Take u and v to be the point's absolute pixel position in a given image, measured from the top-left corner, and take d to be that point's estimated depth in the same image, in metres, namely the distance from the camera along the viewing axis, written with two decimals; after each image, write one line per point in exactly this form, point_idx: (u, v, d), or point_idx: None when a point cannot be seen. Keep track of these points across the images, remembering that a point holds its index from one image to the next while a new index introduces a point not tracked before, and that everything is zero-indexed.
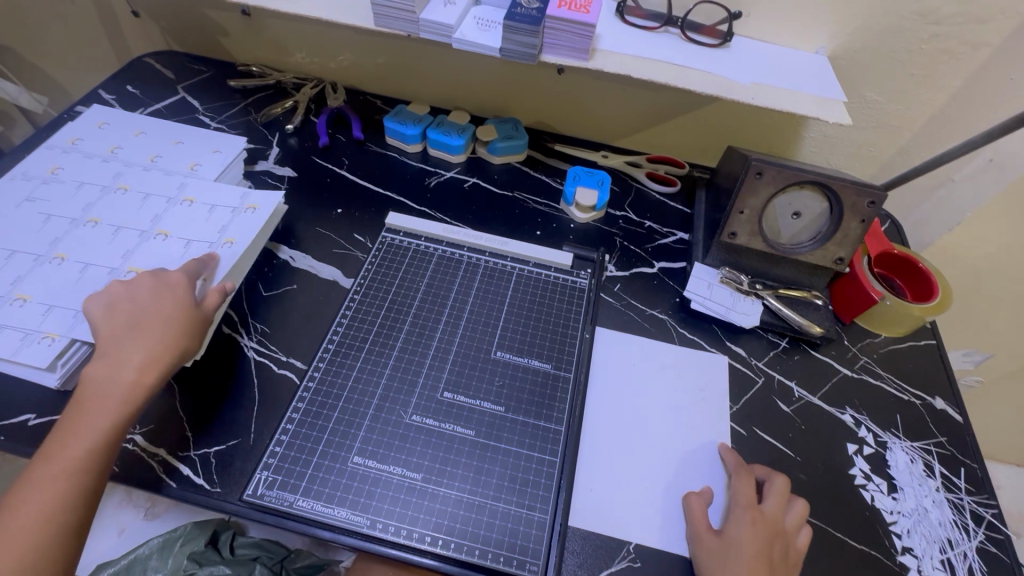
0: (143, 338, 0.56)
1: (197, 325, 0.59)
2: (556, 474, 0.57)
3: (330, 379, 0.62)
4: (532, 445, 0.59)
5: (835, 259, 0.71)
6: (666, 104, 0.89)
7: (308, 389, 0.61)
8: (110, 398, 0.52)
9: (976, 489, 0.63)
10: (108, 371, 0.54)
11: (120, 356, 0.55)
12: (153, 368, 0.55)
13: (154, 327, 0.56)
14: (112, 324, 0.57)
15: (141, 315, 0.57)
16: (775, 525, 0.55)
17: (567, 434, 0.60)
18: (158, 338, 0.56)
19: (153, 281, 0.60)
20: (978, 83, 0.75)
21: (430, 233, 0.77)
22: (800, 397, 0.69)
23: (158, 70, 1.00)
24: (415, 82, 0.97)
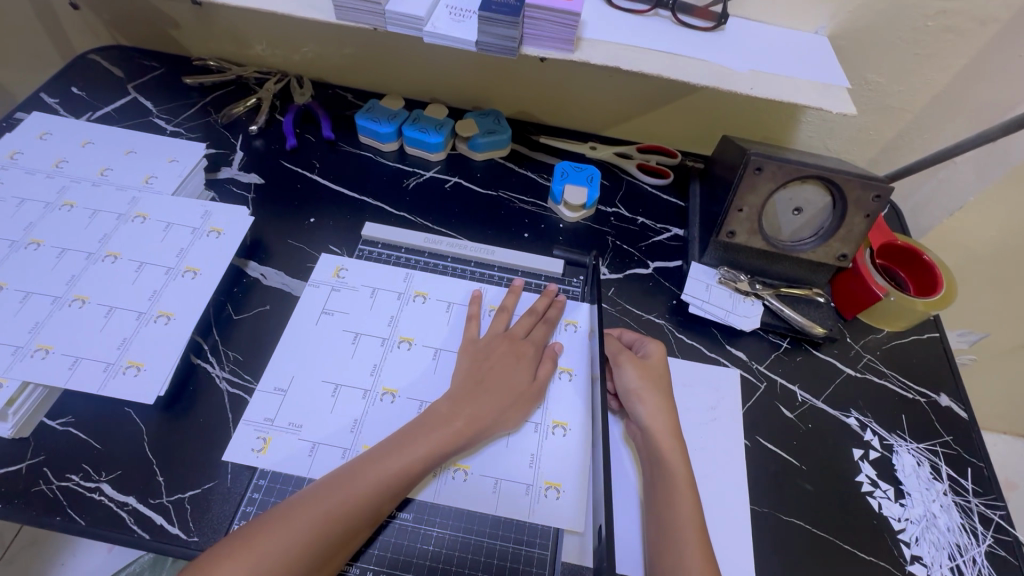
0: (502, 394, 0.57)
1: (515, 389, 0.58)
2: (579, 495, 0.55)
3: (288, 408, 0.58)
4: (542, 470, 0.56)
5: (838, 256, 0.68)
6: (657, 90, 0.83)
7: (320, 426, 0.57)
8: (399, 451, 0.52)
9: (982, 489, 0.62)
10: (441, 409, 0.55)
11: (435, 408, 0.55)
12: (460, 422, 0.54)
13: (494, 373, 0.58)
14: (482, 366, 0.59)
15: (492, 365, 0.59)
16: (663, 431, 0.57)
17: (581, 451, 0.57)
18: (477, 394, 0.56)
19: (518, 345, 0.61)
20: (988, 60, 0.71)
21: (410, 243, 0.72)
22: (803, 401, 0.66)
23: (105, 69, 0.91)
24: (388, 74, 0.90)
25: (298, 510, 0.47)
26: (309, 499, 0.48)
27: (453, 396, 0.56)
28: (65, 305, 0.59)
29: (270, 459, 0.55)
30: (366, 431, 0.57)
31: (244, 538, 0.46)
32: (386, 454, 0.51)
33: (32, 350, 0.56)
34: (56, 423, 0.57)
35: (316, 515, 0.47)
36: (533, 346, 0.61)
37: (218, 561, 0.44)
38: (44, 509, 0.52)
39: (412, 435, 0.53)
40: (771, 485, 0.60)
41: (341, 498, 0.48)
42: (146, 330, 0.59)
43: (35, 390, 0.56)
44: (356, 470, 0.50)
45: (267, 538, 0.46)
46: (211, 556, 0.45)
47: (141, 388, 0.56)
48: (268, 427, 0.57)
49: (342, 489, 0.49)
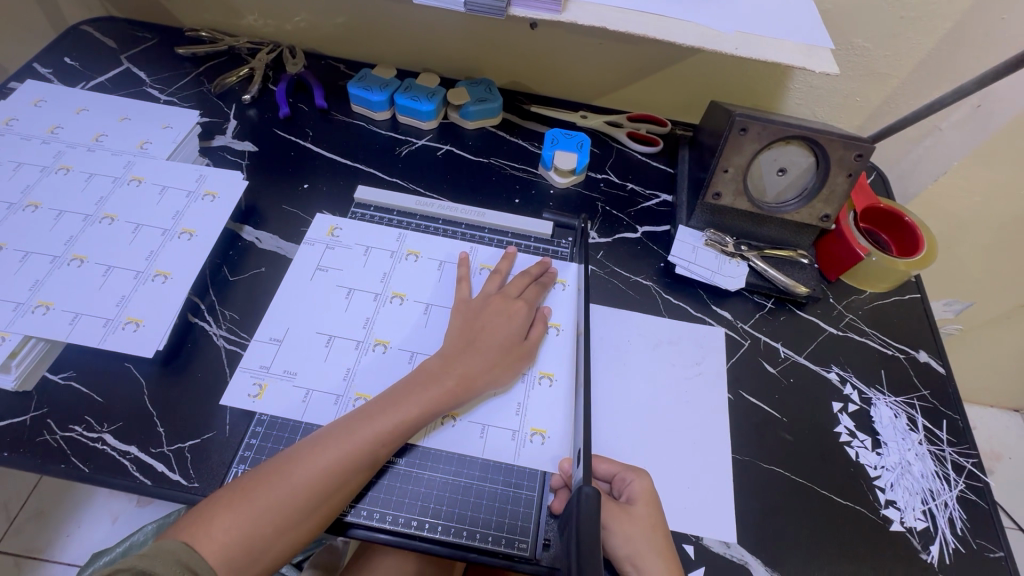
0: (493, 353, 0.58)
1: (507, 349, 0.59)
2: (564, 440, 0.57)
3: (279, 357, 0.60)
4: (529, 418, 0.58)
5: (821, 216, 0.69)
6: (646, 57, 0.84)
7: (314, 378, 0.59)
8: (393, 408, 0.53)
9: (957, 439, 0.64)
10: (435, 368, 0.56)
11: (430, 367, 0.56)
12: (453, 381, 0.55)
13: (487, 332, 0.59)
14: (475, 325, 0.60)
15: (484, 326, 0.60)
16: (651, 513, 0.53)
17: (567, 400, 0.59)
18: (471, 354, 0.57)
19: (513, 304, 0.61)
20: (972, 23, 0.72)
21: (403, 206, 0.74)
22: (786, 357, 0.68)
23: (97, 39, 0.92)
24: (379, 43, 0.90)
25: (295, 462, 0.49)
26: (306, 451, 0.50)
27: (445, 354, 0.57)
28: (64, 264, 0.61)
29: (266, 405, 0.57)
30: (360, 379, 0.59)
31: (244, 488, 0.48)
32: (381, 410, 0.53)
33: (33, 306, 0.58)
34: (59, 378, 0.58)
35: (313, 466, 0.49)
36: (526, 306, 0.62)
37: (220, 509, 0.46)
38: (49, 457, 0.53)
39: (405, 392, 0.54)
40: (751, 435, 0.62)
41: (338, 449, 0.50)
42: (144, 288, 0.61)
43: (37, 344, 0.57)
44: (350, 425, 0.52)
45: (267, 488, 0.48)
46: (212, 503, 0.47)
47: (140, 342, 0.57)
48: (264, 375, 0.59)
49: (338, 442, 0.50)
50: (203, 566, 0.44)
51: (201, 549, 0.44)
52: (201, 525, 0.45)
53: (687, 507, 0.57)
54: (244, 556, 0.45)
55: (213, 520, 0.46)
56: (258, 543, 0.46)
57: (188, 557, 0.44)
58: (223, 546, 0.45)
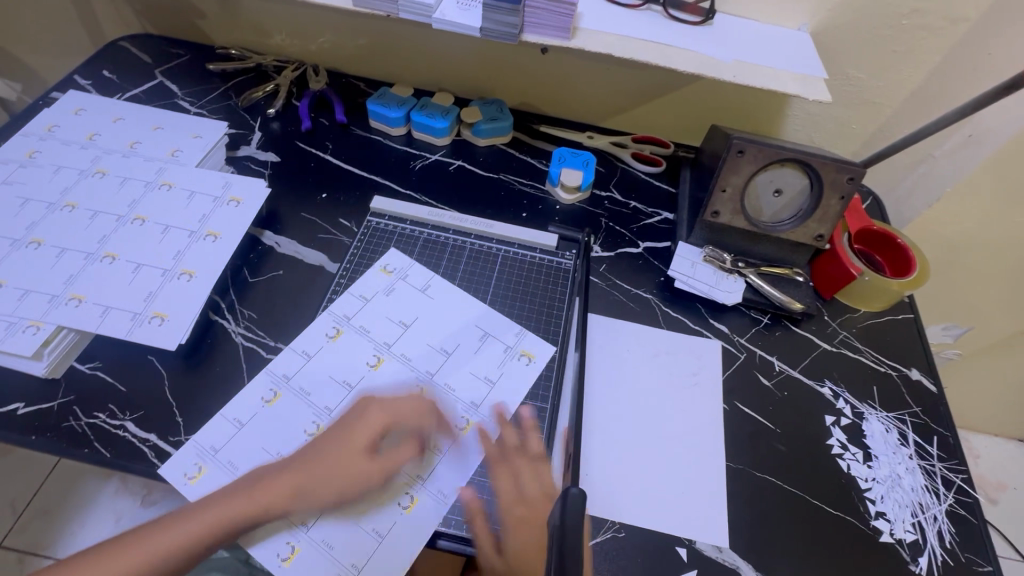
0: (415, 403, 0.60)
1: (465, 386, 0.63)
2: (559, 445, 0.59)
3: (292, 359, 0.63)
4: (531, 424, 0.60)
5: (816, 236, 0.72)
6: (651, 82, 0.88)
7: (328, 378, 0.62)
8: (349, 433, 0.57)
9: (947, 455, 0.65)
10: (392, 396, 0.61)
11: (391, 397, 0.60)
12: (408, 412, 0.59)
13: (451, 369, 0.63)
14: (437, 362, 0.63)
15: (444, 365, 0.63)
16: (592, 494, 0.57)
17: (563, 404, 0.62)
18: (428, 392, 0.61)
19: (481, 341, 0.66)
20: (960, 57, 0.75)
21: (415, 217, 0.77)
22: (781, 370, 0.71)
23: (134, 55, 0.97)
24: (398, 64, 0.96)
25: (201, 504, 0.52)
26: (215, 494, 0.53)
27: (365, 402, 0.60)
28: (97, 260, 0.65)
29: (275, 403, 0.60)
30: (369, 381, 0.62)
31: (151, 529, 0.52)
32: (292, 458, 0.55)
33: (66, 299, 0.61)
34: (86, 367, 0.62)
35: (264, 480, 0.54)
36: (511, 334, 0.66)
37: (122, 547, 0.51)
38: (73, 442, 0.56)
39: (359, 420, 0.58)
40: (745, 444, 0.64)
41: (249, 491, 0.53)
42: (170, 286, 0.64)
43: (67, 335, 0.60)
44: (258, 473, 0.54)
45: (169, 528, 0.52)
46: (175, 512, 0.53)
47: (165, 335, 0.61)
48: (271, 374, 0.62)
49: (245, 488, 0.53)
50: (154, 559, 0.50)
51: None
52: (104, 560, 0.50)
53: (681, 512, 0.58)
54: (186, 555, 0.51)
55: (122, 552, 0.50)
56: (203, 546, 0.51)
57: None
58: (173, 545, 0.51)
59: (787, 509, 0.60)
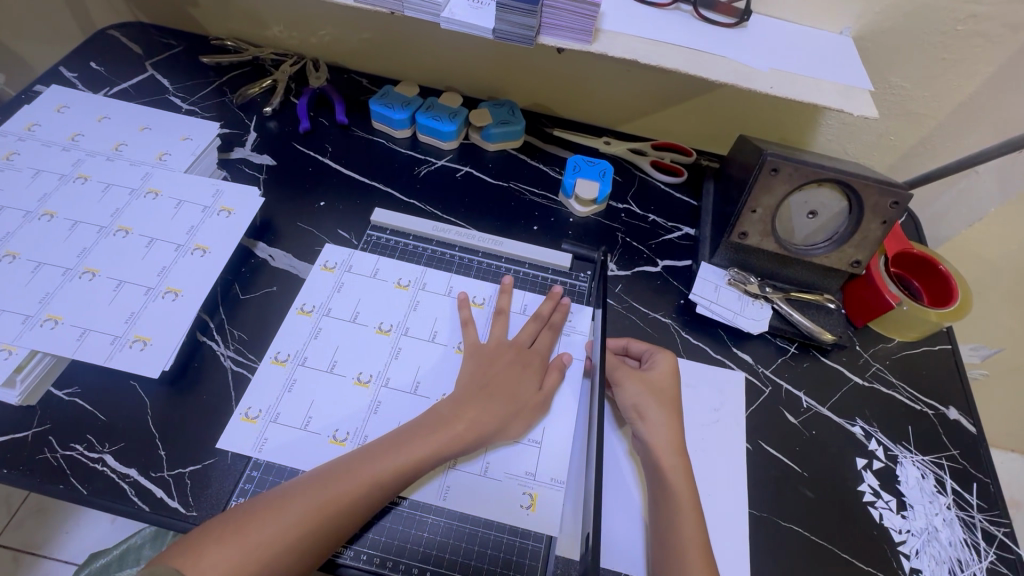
0: (505, 403, 0.56)
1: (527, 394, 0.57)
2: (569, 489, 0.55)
3: (290, 398, 0.58)
4: (546, 463, 0.56)
5: (851, 262, 0.66)
6: (675, 86, 0.82)
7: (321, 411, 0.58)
8: (408, 445, 0.52)
9: (987, 505, 0.61)
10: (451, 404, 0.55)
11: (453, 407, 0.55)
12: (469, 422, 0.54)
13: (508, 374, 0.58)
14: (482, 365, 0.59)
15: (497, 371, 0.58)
16: (659, 387, 0.59)
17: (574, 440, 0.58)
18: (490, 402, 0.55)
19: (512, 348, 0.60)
20: (1018, 67, 0.69)
21: (418, 231, 0.72)
22: (809, 408, 0.66)
23: (124, 45, 0.92)
24: (403, 60, 0.89)
25: (292, 500, 0.47)
26: (305, 490, 0.48)
27: (456, 398, 0.55)
28: (75, 277, 0.60)
29: (272, 451, 0.55)
30: (375, 420, 0.57)
31: (239, 521, 0.46)
32: (389, 450, 0.51)
33: (41, 320, 0.57)
34: (63, 393, 0.57)
35: (313, 499, 0.47)
36: (539, 357, 0.60)
37: (211, 543, 0.44)
38: (48, 477, 0.52)
39: (413, 433, 0.53)
40: (770, 489, 0.59)
41: (341, 486, 0.49)
42: (154, 306, 0.60)
43: (42, 359, 0.56)
44: (353, 465, 0.50)
45: (262, 523, 0.46)
46: (204, 535, 0.45)
47: (146, 361, 0.56)
48: (271, 426, 0.56)
49: (337, 484, 0.49)
50: None
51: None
52: (191, 555, 0.44)
53: None
54: None
55: (204, 553, 0.44)
56: None
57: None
58: None
59: (815, 565, 0.55)
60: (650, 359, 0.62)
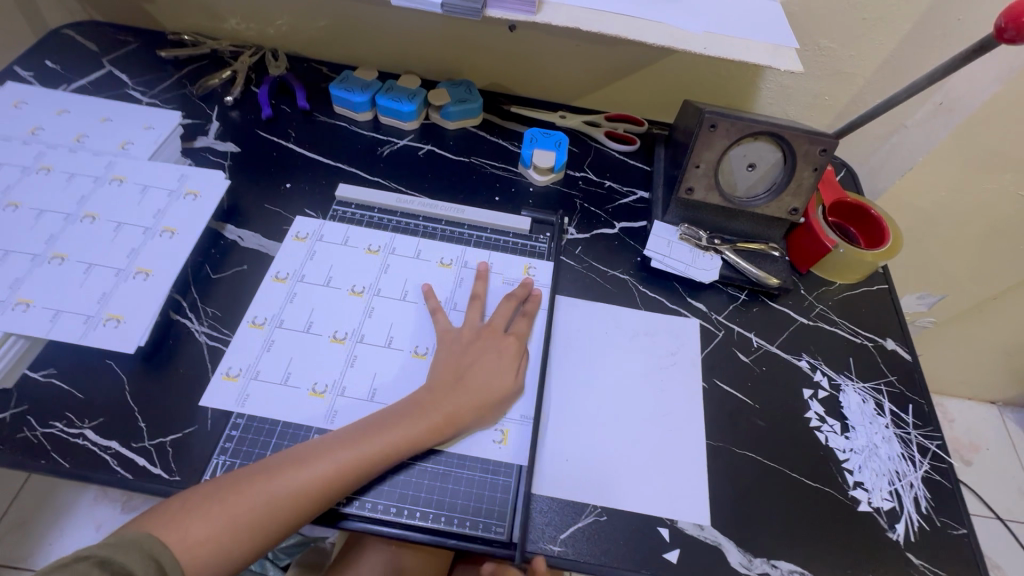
0: (484, 392, 0.58)
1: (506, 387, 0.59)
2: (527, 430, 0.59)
3: (271, 355, 0.61)
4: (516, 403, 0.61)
5: (790, 210, 0.71)
6: (623, 58, 0.86)
7: (295, 375, 0.59)
8: (392, 435, 0.53)
9: (922, 422, 0.66)
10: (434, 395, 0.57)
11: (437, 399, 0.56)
12: (449, 414, 0.56)
13: (487, 363, 0.60)
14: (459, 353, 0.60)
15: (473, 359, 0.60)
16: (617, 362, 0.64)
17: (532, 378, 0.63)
18: (471, 394, 0.57)
19: (488, 332, 0.62)
20: (929, 24, 0.75)
21: (383, 204, 0.75)
22: (759, 347, 0.70)
23: (79, 43, 0.92)
24: (361, 46, 0.92)
25: (274, 478, 0.50)
26: (289, 467, 0.50)
27: (438, 386, 0.58)
28: (44, 262, 0.61)
29: (253, 405, 0.57)
30: (352, 372, 0.60)
31: (221, 493, 0.48)
32: (368, 435, 0.53)
33: (13, 303, 0.58)
34: (38, 375, 0.59)
35: (295, 480, 0.49)
36: (513, 341, 0.62)
37: (196, 512, 0.47)
38: (29, 453, 0.54)
39: (397, 418, 0.55)
40: (725, 421, 0.64)
41: (325, 470, 0.50)
42: (125, 286, 0.61)
43: (17, 342, 0.57)
44: (334, 447, 0.52)
45: (244, 498, 0.48)
46: (189, 502, 0.48)
47: (121, 338, 0.58)
48: (252, 382, 0.59)
49: (320, 466, 0.50)
50: (168, 561, 0.45)
51: (171, 546, 0.45)
52: (175, 521, 0.46)
53: (661, 491, 0.58)
54: (213, 556, 0.46)
55: (188, 522, 0.46)
56: (229, 548, 0.47)
57: (155, 548, 0.45)
58: (193, 547, 0.46)
59: (766, 484, 0.60)
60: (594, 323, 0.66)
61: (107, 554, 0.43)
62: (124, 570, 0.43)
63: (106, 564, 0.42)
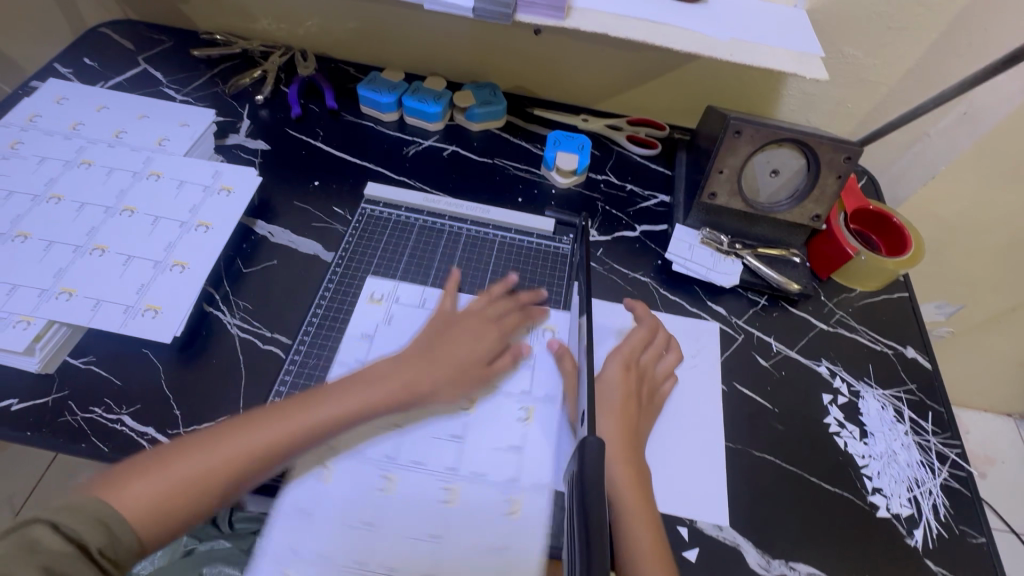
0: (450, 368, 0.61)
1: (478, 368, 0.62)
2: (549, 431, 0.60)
3: (314, 354, 0.64)
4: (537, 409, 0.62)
5: (812, 216, 0.72)
6: (646, 63, 0.87)
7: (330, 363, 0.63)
8: (347, 397, 0.56)
9: (941, 430, 0.66)
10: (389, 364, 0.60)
11: (395, 368, 0.59)
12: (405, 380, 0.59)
13: (454, 343, 0.62)
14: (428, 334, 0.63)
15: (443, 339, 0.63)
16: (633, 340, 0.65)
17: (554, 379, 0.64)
18: (434, 367, 0.60)
19: (463, 319, 0.65)
20: (956, 34, 0.75)
21: (410, 203, 0.77)
22: (778, 351, 0.71)
23: (116, 41, 0.95)
24: (388, 47, 0.94)
25: (224, 438, 0.51)
26: (241, 429, 0.52)
27: (397, 359, 0.60)
28: (86, 253, 0.63)
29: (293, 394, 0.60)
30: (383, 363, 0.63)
31: (170, 456, 0.49)
32: (320, 396, 0.56)
33: (56, 293, 0.60)
34: (78, 362, 0.61)
35: (247, 439, 0.51)
36: (497, 332, 0.65)
37: (142, 472, 0.47)
38: (70, 437, 0.56)
39: (350, 383, 0.57)
40: (744, 424, 0.64)
41: (277, 428, 0.52)
42: (162, 278, 0.63)
43: (60, 329, 0.60)
44: (285, 408, 0.54)
45: (192, 457, 0.49)
46: (136, 465, 0.48)
47: (159, 328, 0.60)
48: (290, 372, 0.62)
49: (275, 426, 0.52)
50: (117, 521, 0.44)
51: (120, 506, 0.45)
52: (122, 483, 0.46)
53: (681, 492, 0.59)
54: (159, 516, 0.46)
55: (135, 481, 0.46)
56: (174, 508, 0.47)
57: (105, 509, 0.44)
58: (140, 505, 0.46)
59: (785, 487, 0.60)
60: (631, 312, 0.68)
61: (59, 518, 0.42)
62: (76, 536, 0.41)
63: (59, 528, 0.41)
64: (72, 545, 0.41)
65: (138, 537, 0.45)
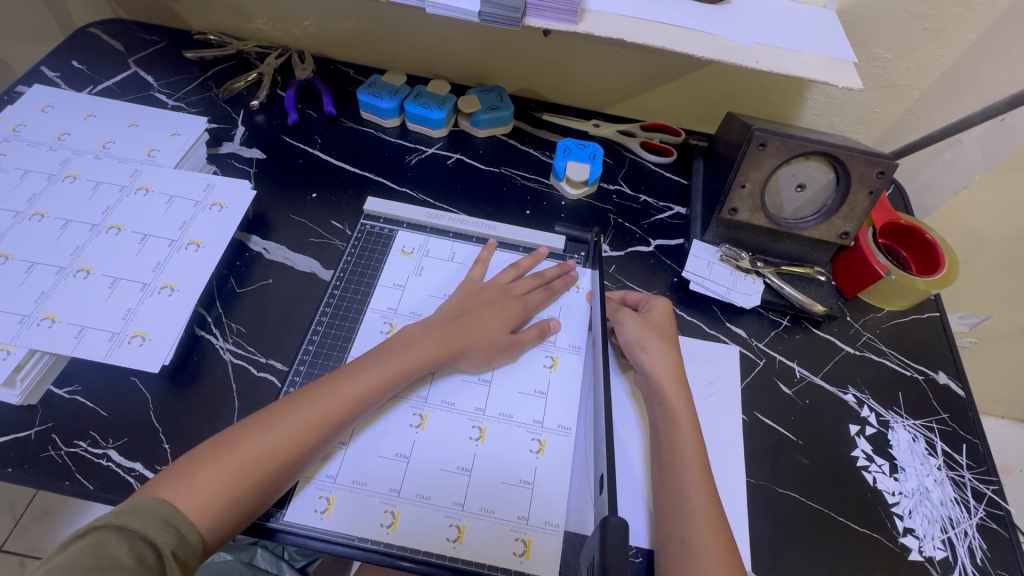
0: (481, 336, 0.59)
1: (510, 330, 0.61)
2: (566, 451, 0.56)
3: (315, 372, 0.60)
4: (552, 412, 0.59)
5: (840, 233, 0.68)
6: (662, 65, 0.82)
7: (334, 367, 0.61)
8: (386, 366, 0.54)
9: (976, 464, 0.62)
10: (423, 328, 0.58)
11: (429, 334, 0.58)
12: (441, 343, 0.57)
13: (487, 312, 0.61)
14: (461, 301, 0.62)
15: (475, 309, 0.61)
16: (658, 324, 0.63)
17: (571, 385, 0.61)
18: (468, 332, 0.59)
19: (496, 292, 0.63)
20: (998, 36, 0.70)
21: (412, 219, 0.73)
22: (802, 378, 0.67)
23: (105, 42, 0.91)
24: (389, 49, 0.89)
25: (275, 419, 0.49)
26: (286, 410, 0.50)
27: (431, 324, 0.59)
28: (70, 275, 0.60)
29: None
30: None
31: (225, 446, 0.47)
32: (358, 367, 0.54)
33: (38, 319, 0.57)
34: (64, 391, 0.58)
35: (295, 420, 0.49)
36: (522, 304, 0.63)
37: (202, 464, 0.46)
38: (54, 474, 0.53)
39: (386, 352, 0.56)
40: (767, 459, 0.61)
41: (323, 403, 0.51)
42: (150, 302, 0.60)
43: (43, 357, 0.57)
44: (328, 382, 0.52)
45: (248, 444, 0.47)
46: (194, 458, 0.47)
47: (146, 356, 0.56)
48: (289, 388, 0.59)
49: (321, 402, 0.51)
50: (185, 521, 0.43)
51: (182, 504, 0.44)
52: (183, 477, 0.45)
53: None
54: (227, 508, 0.45)
55: (195, 474, 0.45)
56: (238, 498, 0.46)
57: (170, 510, 0.43)
58: (205, 499, 0.44)
59: (810, 528, 0.57)
60: (648, 304, 0.66)
61: (122, 520, 0.41)
62: (143, 540, 0.41)
63: (126, 532, 0.41)
64: (141, 548, 0.41)
65: (206, 533, 0.44)
